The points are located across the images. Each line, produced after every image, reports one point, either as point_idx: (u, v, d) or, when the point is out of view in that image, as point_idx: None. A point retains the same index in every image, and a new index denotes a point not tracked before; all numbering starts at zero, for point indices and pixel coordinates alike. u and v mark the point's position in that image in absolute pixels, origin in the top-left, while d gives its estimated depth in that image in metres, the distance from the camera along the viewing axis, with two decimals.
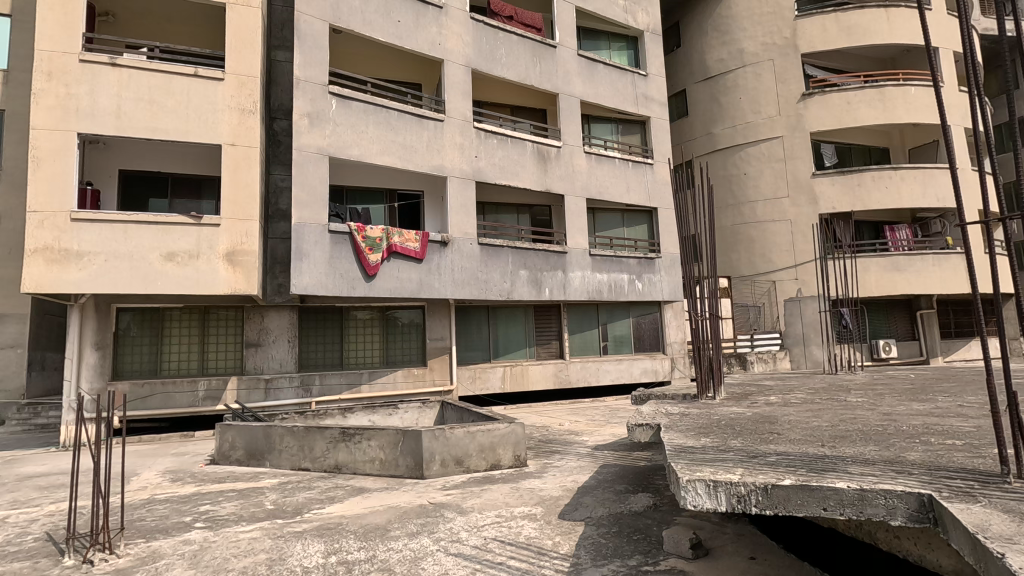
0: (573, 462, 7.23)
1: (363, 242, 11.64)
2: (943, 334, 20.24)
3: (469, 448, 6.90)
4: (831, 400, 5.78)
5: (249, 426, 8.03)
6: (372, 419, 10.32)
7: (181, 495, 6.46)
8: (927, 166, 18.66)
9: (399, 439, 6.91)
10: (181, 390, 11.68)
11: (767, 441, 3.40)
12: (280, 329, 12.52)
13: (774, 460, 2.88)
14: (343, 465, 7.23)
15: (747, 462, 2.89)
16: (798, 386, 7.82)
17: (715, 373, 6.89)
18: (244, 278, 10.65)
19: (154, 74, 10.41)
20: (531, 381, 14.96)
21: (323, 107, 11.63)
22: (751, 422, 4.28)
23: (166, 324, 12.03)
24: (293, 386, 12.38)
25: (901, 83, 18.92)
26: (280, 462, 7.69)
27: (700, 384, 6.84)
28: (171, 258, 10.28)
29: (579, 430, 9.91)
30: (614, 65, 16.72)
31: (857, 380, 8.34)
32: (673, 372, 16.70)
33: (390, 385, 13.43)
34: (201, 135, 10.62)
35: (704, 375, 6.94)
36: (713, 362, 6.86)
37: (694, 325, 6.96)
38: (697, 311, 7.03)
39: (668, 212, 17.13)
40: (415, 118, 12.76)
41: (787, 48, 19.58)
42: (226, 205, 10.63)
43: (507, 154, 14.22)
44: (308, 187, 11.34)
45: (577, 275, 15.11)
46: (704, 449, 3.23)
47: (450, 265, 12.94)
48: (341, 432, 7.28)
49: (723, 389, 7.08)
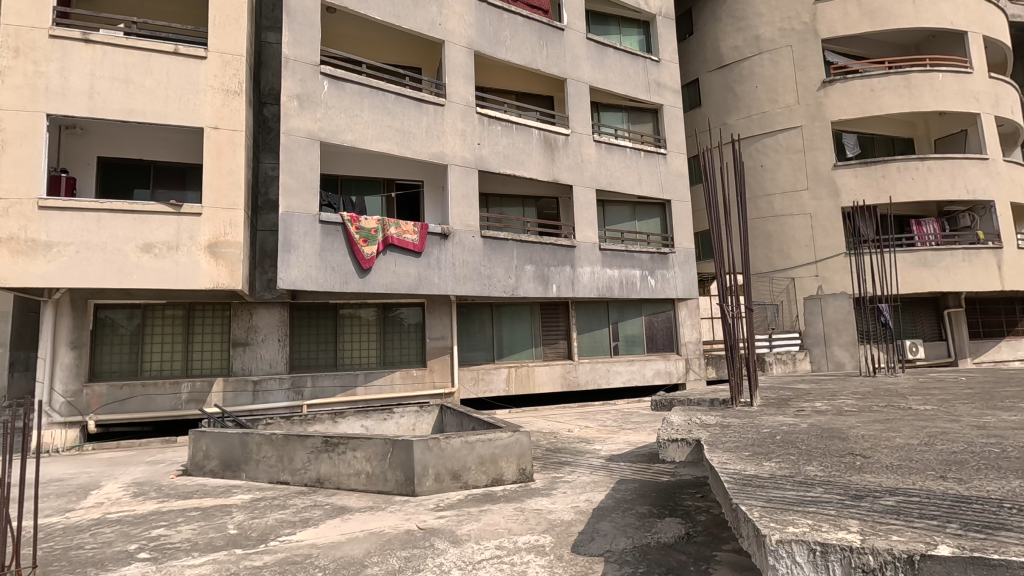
0: (586, 477, 6.35)
1: (356, 233, 10.78)
2: (972, 335, 19.19)
3: (467, 460, 6.06)
4: (892, 408, 4.87)
5: (224, 432, 7.24)
6: (365, 424, 9.53)
7: (136, 514, 5.63)
8: (956, 157, 17.64)
9: (388, 450, 6.07)
10: (163, 393, 10.90)
11: (859, 469, 2.53)
12: (269, 327, 11.75)
13: (900, 506, 2.02)
14: (326, 479, 6.40)
15: (858, 511, 2.02)
16: (840, 391, 6.90)
17: (751, 375, 5.92)
18: (227, 271, 9.86)
19: (131, 51, 9.65)
20: (537, 383, 14.08)
21: (314, 89, 10.76)
22: (815, 439, 3.41)
23: (147, 322, 11.29)
24: (283, 388, 11.57)
25: (928, 69, 17.89)
26: (257, 474, 6.90)
27: (734, 387, 5.80)
28: (148, 249, 9.51)
29: (591, 438, 9.04)
30: (625, 50, 15.84)
31: (904, 384, 7.41)
32: (687, 374, 15.74)
33: (387, 387, 12.57)
34: (181, 117, 9.86)
35: (738, 376, 5.99)
36: (749, 363, 5.96)
37: (724, 324, 6.05)
38: (724, 310, 6.13)
39: (681, 205, 16.23)
40: (413, 102, 11.95)
41: (807, 34, 18.63)
42: (209, 193, 9.87)
43: (512, 141, 13.40)
44: (296, 173, 10.39)
45: (586, 271, 14.23)
46: (777, 480, 2.38)
47: (450, 259, 12.10)
48: (324, 442, 6.47)
49: (758, 394, 6.16)
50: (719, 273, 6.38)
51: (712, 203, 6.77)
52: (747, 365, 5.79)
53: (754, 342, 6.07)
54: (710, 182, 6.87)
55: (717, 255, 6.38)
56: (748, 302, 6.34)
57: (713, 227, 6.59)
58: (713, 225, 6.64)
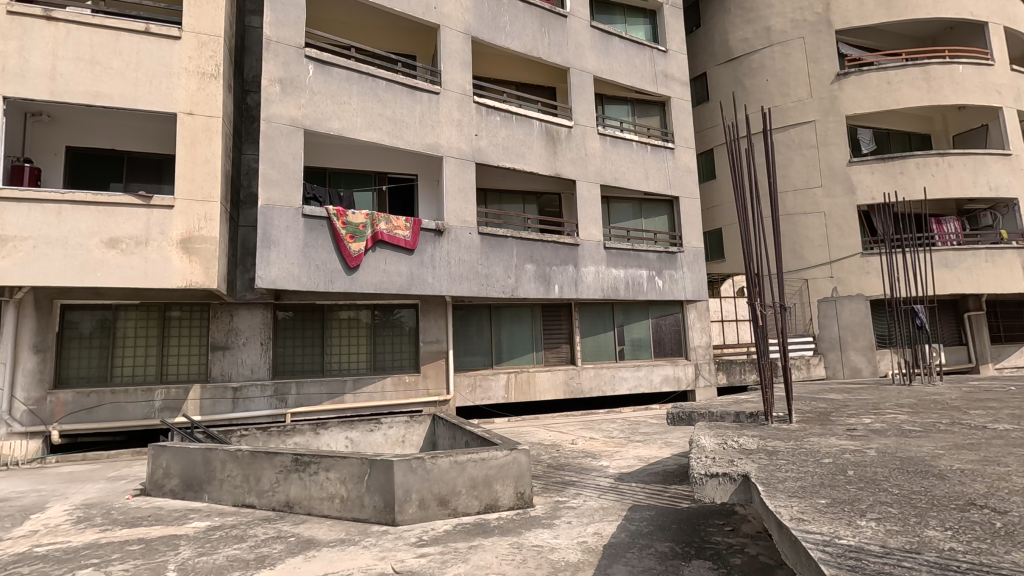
0: (593, 503, 5.52)
1: (343, 229, 10.00)
2: (994, 340, 18.34)
3: (457, 484, 5.26)
4: (964, 429, 4.04)
5: (186, 448, 6.43)
6: (350, 436, 8.72)
7: (68, 548, 4.82)
8: (978, 152, 16.84)
9: (365, 471, 5.25)
10: (135, 401, 10.14)
11: (1015, 540, 1.71)
12: (251, 329, 10.97)
13: None
14: (296, 502, 5.60)
15: None
16: (882, 402, 6.09)
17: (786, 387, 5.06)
18: (201, 268, 9.06)
19: (97, 30, 8.89)
20: (538, 390, 13.22)
21: (297, 73, 10.00)
22: (900, 475, 2.61)
23: (119, 325, 10.50)
24: (266, 396, 10.80)
25: (947, 61, 17.09)
26: (221, 496, 6.09)
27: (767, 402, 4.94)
28: (114, 245, 8.73)
29: (597, 452, 8.20)
30: (630, 39, 15.07)
31: (952, 395, 6.59)
32: (697, 381, 14.87)
33: (377, 395, 11.73)
34: (152, 102, 9.08)
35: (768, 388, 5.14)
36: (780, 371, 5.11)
37: (754, 327, 5.23)
38: (755, 316, 5.30)
39: (690, 202, 15.44)
40: (406, 89, 11.19)
41: (820, 25, 17.87)
42: (182, 184, 9.10)
43: (512, 133, 12.61)
44: (278, 164, 9.62)
45: (590, 270, 13.42)
46: (908, 567, 1.57)
47: (445, 258, 11.30)
48: (294, 461, 5.66)
49: (792, 409, 5.32)
50: (747, 273, 5.53)
51: (737, 197, 5.79)
52: (782, 377, 4.88)
53: (786, 345, 5.09)
54: (737, 167, 5.92)
55: (745, 254, 5.51)
56: (781, 305, 5.33)
57: (741, 221, 5.67)
58: (740, 221, 5.71)
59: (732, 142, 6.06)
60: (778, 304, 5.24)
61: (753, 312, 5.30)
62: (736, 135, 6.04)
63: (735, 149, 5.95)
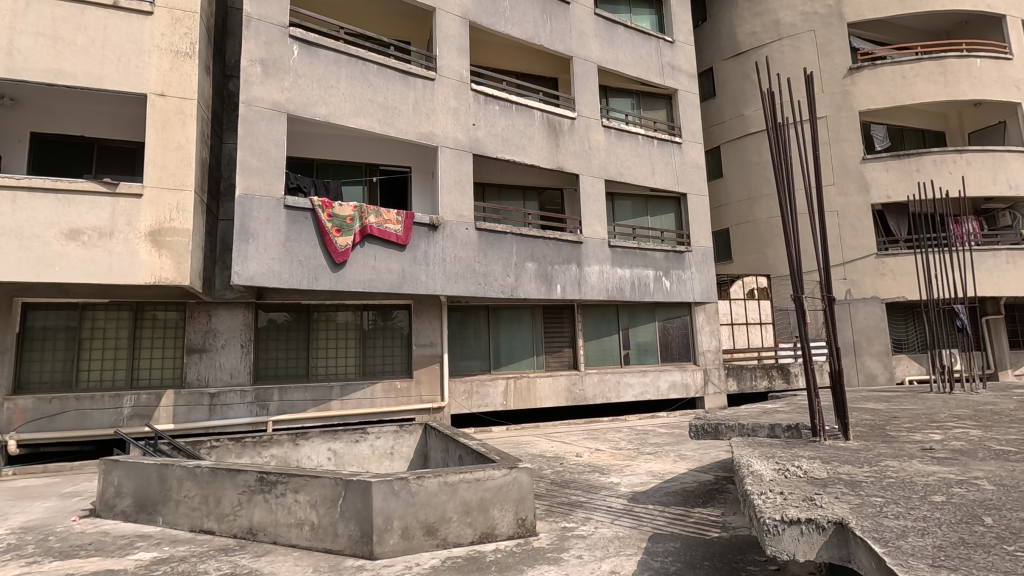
0: (606, 531, 4.74)
1: (329, 222, 9.23)
2: (1013, 345, 17.59)
3: (447, 509, 4.48)
4: None
5: (140, 463, 5.64)
6: (332, 447, 7.93)
7: None
8: (997, 149, 16.16)
9: (339, 493, 4.46)
10: (102, 408, 9.34)
11: None
12: (231, 330, 10.21)
13: None
14: (260, 529, 4.82)
15: None
16: (935, 413, 5.34)
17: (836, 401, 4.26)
18: (171, 263, 8.28)
19: (60, 2, 8.13)
20: (539, 397, 12.44)
21: (281, 54, 9.26)
22: None
23: (87, 325, 9.72)
24: (245, 402, 10.02)
25: (964, 54, 16.43)
26: (177, 519, 5.30)
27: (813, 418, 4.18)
28: (75, 236, 7.95)
29: (605, 466, 7.43)
30: (636, 29, 14.37)
31: (1008, 404, 5.86)
32: (706, 388, 14.11)
33: (366, 402, 10.93)
34: (121, 83, 8.32)
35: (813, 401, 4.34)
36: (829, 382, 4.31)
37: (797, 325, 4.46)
38: (799, 311, 4.54)
39: (698, 199, 14.76)
40: (398, 74, 10.46)
41: (831, 18, 17.20)
42: (152, 171, 8.33)
43: (512, 123, 11.89)
44: (258, 150, 8.86)
45: (594, 270, 12.66)
46: None
47: (441, 254, 10.54)
48: (257, 480, 4.87)
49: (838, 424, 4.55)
50: (791, 264, 4.73)
51: (777, 173, 4.97)
52: (831, 385, 4.08)
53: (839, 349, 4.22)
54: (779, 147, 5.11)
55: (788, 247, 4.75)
56: (828, 296, 4.37)
57: (784, 208, 4.90)
58: (779, 204, 4.94)
59: (769, 102, 5.07)
60: (826, 295, 4.34)
61: (796, 306, 4.54)
62: (773, 96, 5.07)
63: (774, 113, 5.02)
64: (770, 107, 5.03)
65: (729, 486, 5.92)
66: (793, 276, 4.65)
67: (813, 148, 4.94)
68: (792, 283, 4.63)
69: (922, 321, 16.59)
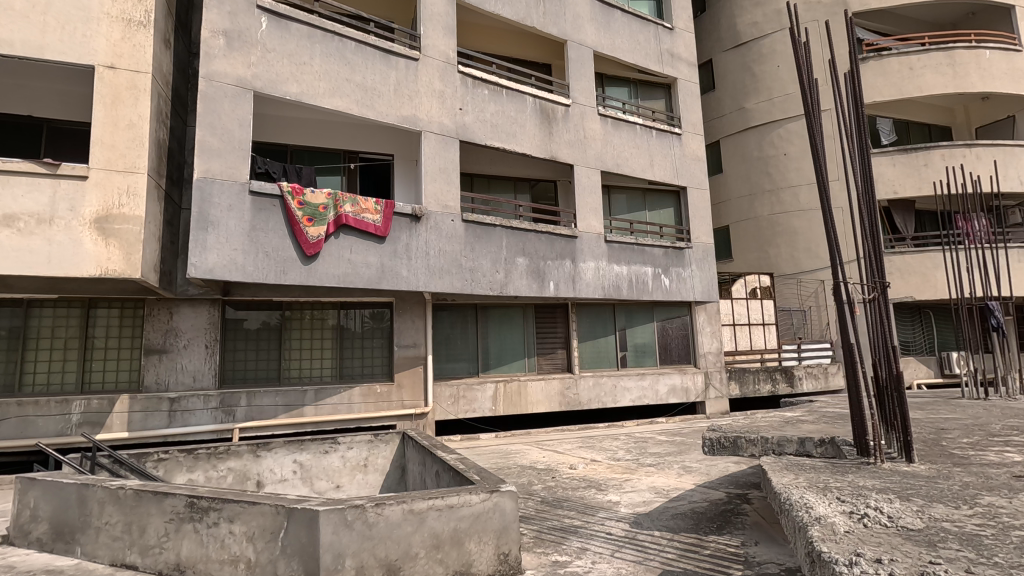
0: (604, 566, 3.96)
1: (299, 210, 8.43)
2: None
3: (412, 544, 3.67)
4: None
5: (56, 483, 4.78)
6: (298, 459, 7.09)
7: None
8: (1007, 144, 15.56)
9: (280, 525, 3.65)
10: (47, 415, 8.46)
11: None
12: (194, 330, 9.36)
13: None
14: (189, 566, 4.00)
15: None
16: (984, 424, 4.60)
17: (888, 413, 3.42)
18: (121, 253, 7.44)
19: None
20: (531, 402, 11.65)
21: (247, 26, 8.44)
22: None
23: (34, 324, 8.84)
24: (209, 408, 9.18)
25: (973, 45, 15.82)
26: (97, 551, 4.46)
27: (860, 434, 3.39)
28: (10, 222, 7.10)
29: (602, 481, 6.64)
30: (634, 14, 13.65)
31: None
32: (707, 392, 13.36)
33: (343, 408, 10.10)
34: (63, 52, 7.45)
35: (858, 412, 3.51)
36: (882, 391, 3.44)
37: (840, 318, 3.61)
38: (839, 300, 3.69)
39: (698, 193, 14.04)
40: (379, 53, 9.66)
41: (835, 7, 16.56)
42: (98, 151, 7.49)
43: (502, 109, 11.12)
44: (219, 130, 8.02)
45: (590, 266, 11.88)
46: None
47: (424, 248, 9.72)
48: (188, 506, 4.05)
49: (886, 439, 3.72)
50: (829, 247, 3.89)
51: (811, 139, 4.18)
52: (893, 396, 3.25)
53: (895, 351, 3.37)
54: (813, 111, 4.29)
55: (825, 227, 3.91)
56: (882, 283, 3.39)
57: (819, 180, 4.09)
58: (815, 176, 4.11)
59: (801, 61, 4.30)
60: (877, 283, 3.39)
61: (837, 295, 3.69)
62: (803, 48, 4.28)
63: (805, 69, 4.24)
64: (800, 62, 4.24)
65: (745, 508, 5.14)
66: (830, 261, 3.81)
67: (854, 110, 4.13)
68: (830, 269, 3.80)
69: (930, 322, 15.96)
